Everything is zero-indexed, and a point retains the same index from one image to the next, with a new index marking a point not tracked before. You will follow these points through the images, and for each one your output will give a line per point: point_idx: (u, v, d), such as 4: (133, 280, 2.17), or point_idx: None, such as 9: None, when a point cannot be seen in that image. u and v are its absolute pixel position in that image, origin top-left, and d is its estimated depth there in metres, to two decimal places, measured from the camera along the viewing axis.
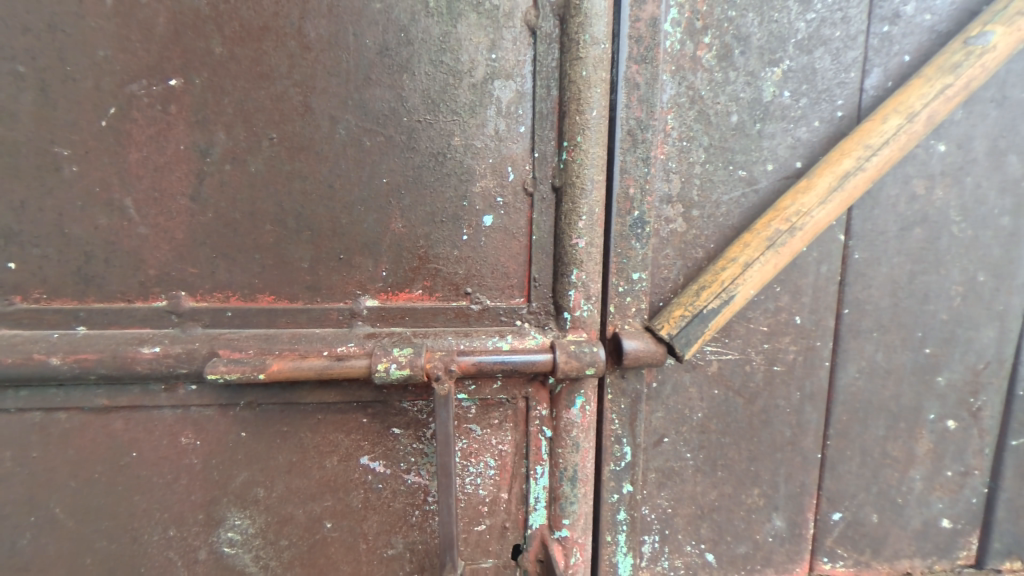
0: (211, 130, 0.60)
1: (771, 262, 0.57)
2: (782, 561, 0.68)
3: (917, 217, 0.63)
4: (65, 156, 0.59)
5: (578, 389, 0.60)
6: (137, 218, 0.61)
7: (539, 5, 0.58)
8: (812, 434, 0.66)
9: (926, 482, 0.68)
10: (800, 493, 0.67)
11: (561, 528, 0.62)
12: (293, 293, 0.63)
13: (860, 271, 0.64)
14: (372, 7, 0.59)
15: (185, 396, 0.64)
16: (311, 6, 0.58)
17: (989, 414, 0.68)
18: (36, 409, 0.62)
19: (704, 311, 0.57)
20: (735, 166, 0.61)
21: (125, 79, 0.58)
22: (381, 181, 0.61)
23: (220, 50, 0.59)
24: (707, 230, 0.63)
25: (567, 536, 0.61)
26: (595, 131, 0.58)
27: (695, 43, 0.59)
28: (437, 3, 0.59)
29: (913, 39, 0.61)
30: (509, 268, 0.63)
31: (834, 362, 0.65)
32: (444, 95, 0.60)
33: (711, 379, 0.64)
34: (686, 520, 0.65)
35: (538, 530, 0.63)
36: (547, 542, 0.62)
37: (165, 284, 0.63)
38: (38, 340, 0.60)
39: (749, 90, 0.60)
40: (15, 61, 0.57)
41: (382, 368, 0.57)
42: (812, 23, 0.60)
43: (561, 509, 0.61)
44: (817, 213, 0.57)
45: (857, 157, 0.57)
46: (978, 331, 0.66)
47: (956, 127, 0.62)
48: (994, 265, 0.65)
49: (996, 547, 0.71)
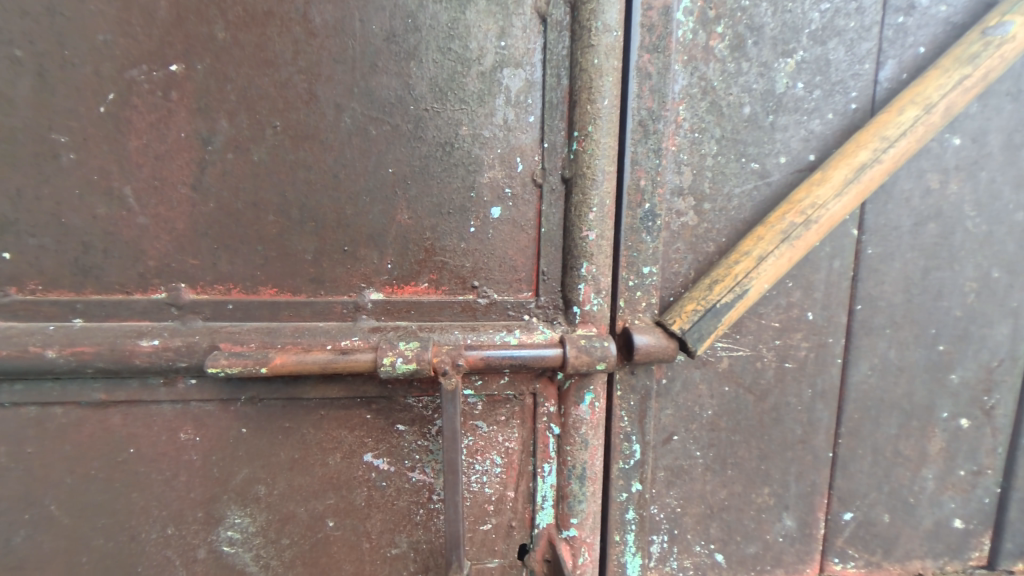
0: (213, 118, 0.59)
1: (786, 256, 0.56)
2: (791, 562, 0.67)
3: (931, 212, 0.62)
4: (64, 144, 0.58)
5: (587, 385, 0.59)
6: (136, 208, 0.60)
7: None
8: (823, 432, 0.65)
9: (938, 482, 0.67)
10: (810, 493, 0.66)
11: (569, 527, 0.61)
12: (297, 286, 0.62)
13: (873, 267, 0.62)
14: None
15: (185, 390, 0.63)
16: None
17: (1002, 412, 0.67)
18: (32, 403, 0.61)
19: (717, 306, 0.56)
20: (748, 158, 0.60)
21: (126, 65, 0.57)
22: (387, 171, 0.60)
23: (223, 36, 0.57)
24: (719, 224, 0.61)
25: (575, 536, 0.60)
26: (606, 121, 0.57)
27: (708, 33, 0.58)
28: None
29: (928, 31, 0.60)
30: (517, 261, 0.62)
31: (845, 359, 0.64)
32: (452, 84, 0.59)
33: (721, 376, 0.62)
34: (695, 519, 0.64)
35: (545, 529, 0.62)
36: (554, 541, 0.61)
37: (165, 276, 0.61)
38: (35, 332, 0.58)
39: (761, 81, 0.59)
40: (13, 45, 0.55)
41: (388, 362, 0.56)
42: (825, 13, 0.59)
43: (569, 508, 0.60)
44: (832, 206, 0.56)
45: (873, 149, 0.56)
46: (992, 329, 0.65)
47: (971, 121, 0.61)
48: (1008, 261, 0.64)
49: (1009, 548, 0.70)
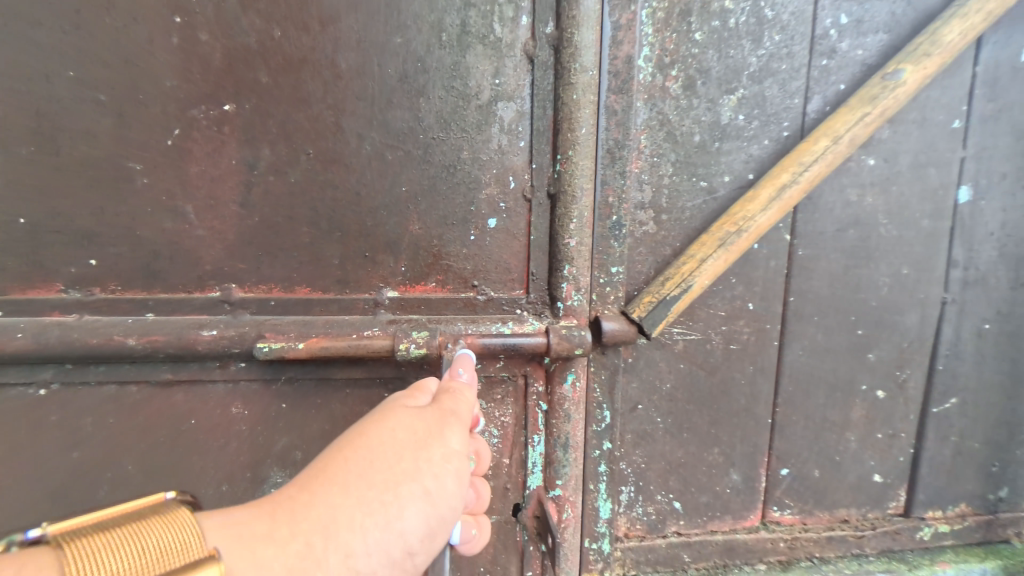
0: (257, 146, 0.71)
1: (722, 259, 0.69)
2: (738, 509, 0.80)
3: (851, 220, 0.75)
4: (137, 170, 0.71)
5: (570, 366, 0.72)
6: (195, 222, 0.73)
7: (537, 38, 0.70)
8: (762, 402, 0.79)
9: (860, 443, 0.81)
10: (753, 451, 0.80)
11: (555, 488, 0.74)
12: (326, 286, 0.75)
13: (803, 265, 0.76)
14: (392, 42, 0.70)
15: (236, 371, 0.76)
16: (342, 41, 0.70)
17: (913, 385, 0.81)
18: (111, 382, 0.74)
19: (667, 298, 0.69)
20: (698, 177, 0.73)
21: (187, 104, 0.70)
22: (402, 189, 0.73)
23: (266, 79, 0.70)
24: (674, 231, 0.74)
25: (560, 494, 0.74)
26: (583, 146, 0.70)
27: (664, 75, 0.71)
28: (450, 38, 0.70)
29: (847, 71, 0.73)
30: (511, 263, 0.75)
31: (781, 341, 0.77)
32: (455, 115, 0.72)
33: (678, 355, 0.76)
34: (657, 473, 0.77)
35: (536, 490, 0.76)
36: (543, 500, 0.75)
37: (219, 278, 0.74)
38: (116, 324, 0.71)
39: (709, 114, 0.72)
40: (98, 90, 0.68)
41: (403, 347, 0.70)
42: (761, 58, 0.72)
43: (555, 472, 0.74)
44: (760, 218, 0.69)
45: (793, 172, 0.69)
46: (903, 316, 0.78)
47: (883, 145, 0.74)
48: (916, 261, 0.77)
49: (921, 498, 0.84)
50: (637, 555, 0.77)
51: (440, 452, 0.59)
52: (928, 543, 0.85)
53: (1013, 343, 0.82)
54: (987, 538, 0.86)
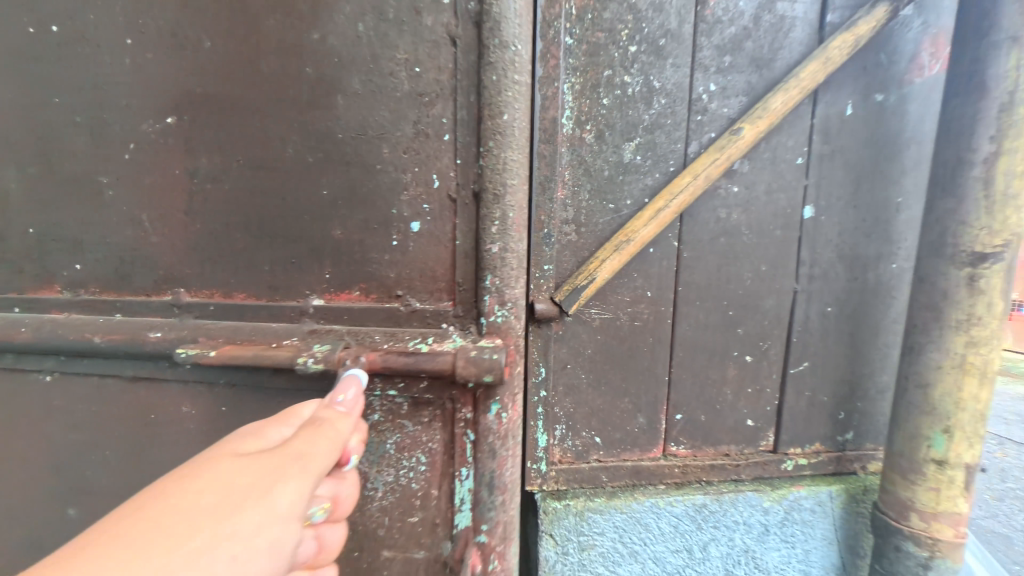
0: (196, 158, 0.99)
1: (619, 259, 0.98)
2: (645, 444, 1.09)
3: (722, 231, 1.04)
4: (105, 183, 1.02)
5: (493, 396, 0.91)
6: (150, 232, 1.02)
7: (457, 21, 0.89)
8: (660, 364, 1.07)
9: (735, 395, 1.10)
10: (655, 401, 1.08)
11: (482, 534, 0.96)
12: (259, 293, 1.00)
13: (687, 264, 1.04)
14: (326, 44, 0.93)
15: (182, 371, 1.02)
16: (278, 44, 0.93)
17: (774, 352, 1.09)
18: (95, 372, 1.06)
19: (580, 286, 0.98)
20: (607, 201, 1.01)
21: (140, 125, 0.99)
22: (323, 193, 0.96)
23: (198, 89, 0.97)
24: (591, 240, 1.01)
25: (486, 541, 0.95)
26: (503, 128, 0.87)
27: (581, 129, 0.99)
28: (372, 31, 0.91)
29: (716, 124, 1.01)
30: (435, 272, 0.96)
31: (673, 319, 1.06)
32: (374, 116, 0.93)
33: (596, 329, 1.04)
34: (582, 415, 1.06)
35: (463, 529, 0.97)
36: (469, 542, 0.96)
37: (170, 284, 1.02)
38: (91, 322, 1.02)
39: (615, 156, 1.00)
40: (78, 117, 1.01)
41: (305, 361, 0.90)
42: (652, 115, 1.00)
43: (483, 514, 0.95)
44: (644, 231, 0.98)
45: (667, 199, 0.98)
46: (764, 301, 1.07)
47: (743, 177, 1.03)
48: (771, 260, 1.06)
49: (785, 438, 1.12)
50: (567, 475, 1.05)
51: (278, 488, 0.54)
52: (791, 472, 1.12)
53: (851, 321, 1.10)
54: (839, 470, 1.13)
